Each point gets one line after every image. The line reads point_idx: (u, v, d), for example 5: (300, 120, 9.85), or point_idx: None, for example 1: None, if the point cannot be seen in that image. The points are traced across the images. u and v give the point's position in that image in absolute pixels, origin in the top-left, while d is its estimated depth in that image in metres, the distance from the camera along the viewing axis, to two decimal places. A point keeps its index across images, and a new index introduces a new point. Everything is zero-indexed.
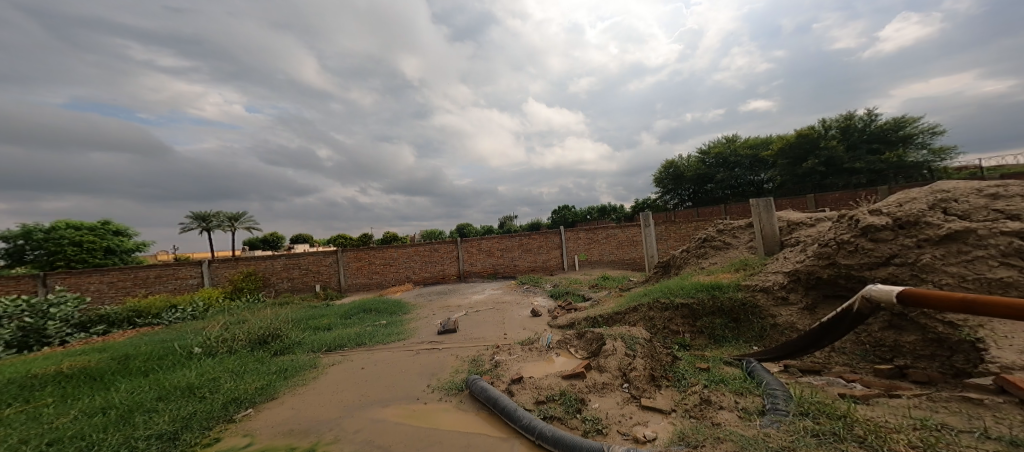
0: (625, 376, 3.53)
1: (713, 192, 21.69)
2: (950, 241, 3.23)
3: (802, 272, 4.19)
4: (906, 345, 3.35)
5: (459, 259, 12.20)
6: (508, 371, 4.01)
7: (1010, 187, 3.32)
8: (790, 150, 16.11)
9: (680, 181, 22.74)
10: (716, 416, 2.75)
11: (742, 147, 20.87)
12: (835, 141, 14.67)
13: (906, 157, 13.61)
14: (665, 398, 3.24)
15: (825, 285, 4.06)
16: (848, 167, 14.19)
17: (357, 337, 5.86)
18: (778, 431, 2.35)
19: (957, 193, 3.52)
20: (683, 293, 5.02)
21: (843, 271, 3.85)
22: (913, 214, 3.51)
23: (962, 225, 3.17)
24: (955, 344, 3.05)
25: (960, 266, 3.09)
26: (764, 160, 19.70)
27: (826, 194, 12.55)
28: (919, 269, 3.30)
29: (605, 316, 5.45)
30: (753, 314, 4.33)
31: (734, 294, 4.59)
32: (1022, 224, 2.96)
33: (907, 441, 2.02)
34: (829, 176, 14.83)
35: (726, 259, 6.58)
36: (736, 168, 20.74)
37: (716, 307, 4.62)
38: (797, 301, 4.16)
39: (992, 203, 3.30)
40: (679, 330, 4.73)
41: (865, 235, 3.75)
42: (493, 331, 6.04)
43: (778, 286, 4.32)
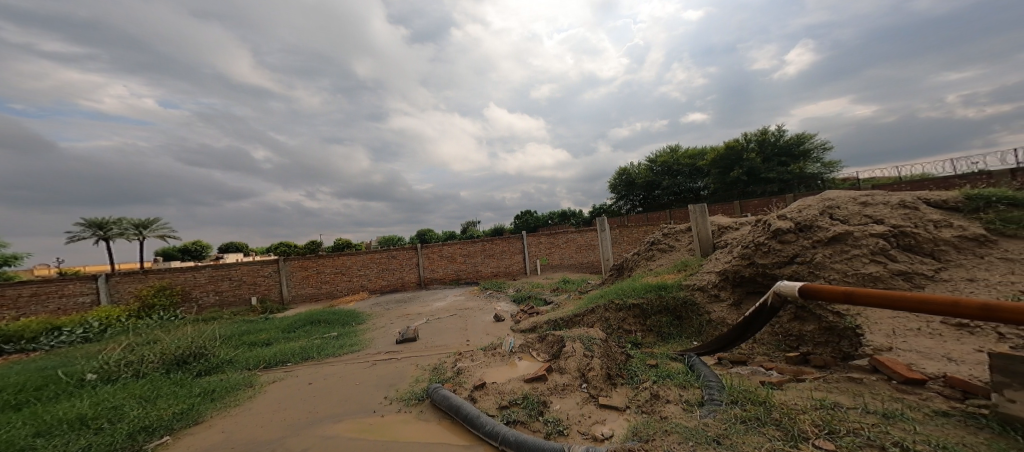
0: (584, 376, 3.65)
1: (660, 198, 23.12)
2: (836, 242, 3.74)
3: (729, 272, 4.58)
4: (807, 333, 3.83)
5: (419, 265, 11.87)
6: (469, 378, 3.99)
7: (877, 197, 3.97)
8: (719, 160, 17.71)
9: (632, 188, 24.14)
10: (664, 410, 2.95)
11: (683, 156, 22.42)
12: (754, 153, 16.34)
13: (807, 169, 15.60)
14: (620, 395, 3.40)
15: (748, 282, 4.47)
16: (764, 177, 15.94)
17: (304, 351, 5.50)
18: (715, 420, 2.57)
19: (839, 201, 4.11)
20: (635, 294, 5.31)
21: (760, 270, 4.26)
22: (809, 220, 4.03)
23: (843, 228, 3.71)
24: (841, 331, 3.58)
25: (843, 263, 3.58)
26: (701, 168, 21.38)
27: (750, 200, 13.94)
28: (814, 266, 3.76)
29: (565, 319, 5.63)
30: (693, 312, 4.68)
31: (677, 293, 4.95)
32: (884, 228, 3.55)
33: (811, 420, 2.30)
34: (752, 184, 16.48)
35: (673, 261, 7.04)
36: (678, 176, 22.27)
37: (663, 306, 4.94)
38: (726, 298, 4.54)
39: (864, 210, 3.88)
40: (631, 329, 4.98)
41: (775, 237, 4.21)
42: (455, 338, 5.95)
43: (712, 284, 4.70)
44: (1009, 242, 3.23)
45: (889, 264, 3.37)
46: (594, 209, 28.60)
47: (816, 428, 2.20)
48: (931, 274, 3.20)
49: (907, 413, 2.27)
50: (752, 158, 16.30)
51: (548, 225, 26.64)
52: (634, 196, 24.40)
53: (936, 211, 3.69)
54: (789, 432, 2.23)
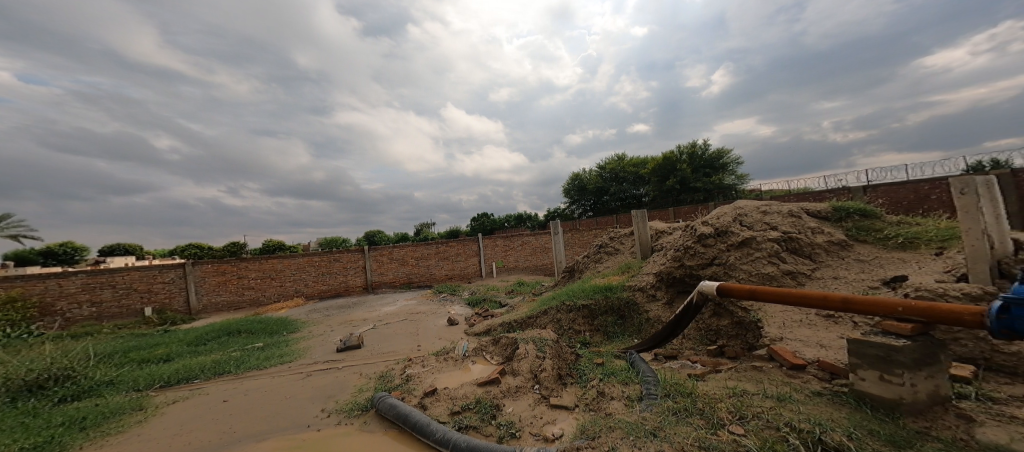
0: (536, 377, 3.63)
1: (608, 204, 24.22)
2: (744, 246, 4.13)
3: (663, 273, 4.70)
4: (723, 328, 4.18)
5: (366, 269, 11.24)
6: (420, 384, 3.80)
7: (771, 208, 4.49)
8: (657, 170, 19.00)
9: (584, 193, 25.24)
10: (608, 407, 2.93)
11: (628, 165, 23.42)
12: (685, 165, 17.74)
13: (726, 180, 17.29)
14: (569, 394, 3.38)
15: (678, 282, 4.62)
16: (693, 186, 17.38)
17: (217, 366, 4.96)
18: (652, 413, 2.57)
19: (747, 210, 4.57)
20: (584, 295, 5.41)
21: (689, 271, 4.44)
22: (724, 226, 4.40)
23: (750, 233, 4.12)
24: (748, 324, 3.97)
25: (749, 265, 3.97)
26: (644, 177, 22.40)
27: (682, 207, 15.09)
28: (728, 267, 4.10)
29: (519, 321, 5.64)
30: (633, 311, 4.77)
31: (620, 294, 5.08)
32: (779, 233, 4.01)
33: (726, 408, 2.43)
34: (684, 193, 17.86)
35: (619, 263, 7.35)
36: (624, 183, 23.45)
37: (608, 307, 5.03)
38: (662, 297, 4.65)
39: (765, 218, 4.36)
40: (581, 329, 5.04)
41: (699, 241, 4.50)
42: (404, 343, 5.59)
43: (649, 285, 4.81)
44: (861, 246, 3.82)
45: (781, 265, 3.82)
46: (548, 213, 29.22)
47: (730, 415, 2.29)
48: (808, 273, 3.68)
49: (793, 396, 2.56)
50: (683, 169, 17.69)
51: (504, 228, 26.68)
52: (585, 201, 25.53)
53: (818, 221, 4.24)
54: (710, 420, 2.29)
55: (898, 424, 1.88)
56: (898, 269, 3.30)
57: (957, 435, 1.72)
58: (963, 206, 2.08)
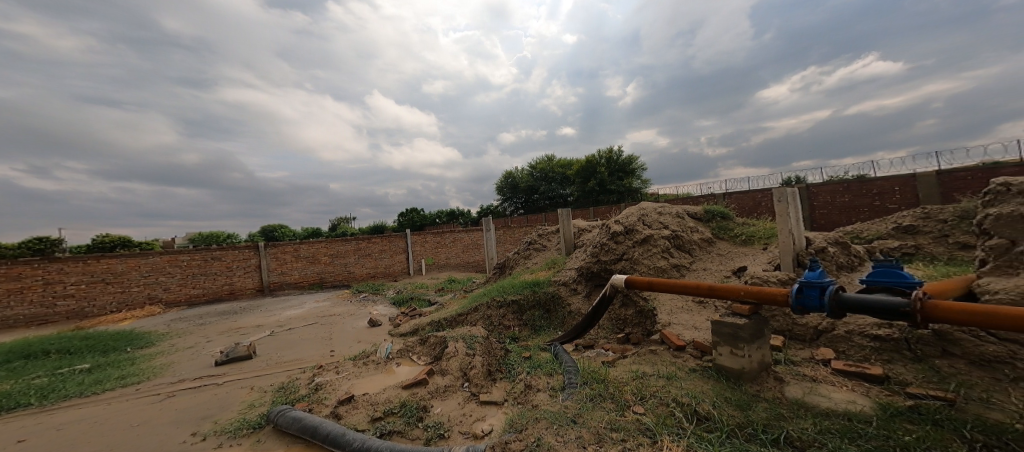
0: (466, 376, 3.14)
1: (537, 202, 24.95)
2: (647, 243, 4.47)
3: (582, 268, 4.76)
4: (628, 317, 4.54)
5: (261, 268, 10.03)
6: (334, 392, 3.14)
7: (666, 209, 4.98)
8: (580, 172, 20.17)
9: (516, 191, 25.76)
10: (535, 399, 2.60)
11: (556, 165, 24.44)
12: (604, 168, 19.08)
13: (635, 184, 19.08)
14: (499, 390, 2.94)
15: (596, 277, 4.69)
16: (610, 188, 18.80)
17: (7, 397, 3.44)
18: (572, 401, 2.30)
19: (649, 209, 4.97)
20: (513, 291, 5.11)
21: (604, 265, 4.60)
22: (632, 224, 4.68)
23: (650, 231, 4.48)
24: (648, 312, 4.35)
25: (647, 260, 4.32)
26: (569, 177, 23.55)
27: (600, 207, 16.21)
28: (632, 262, 4.40)
29: (449, 319, 5.06)
30: (558, 304, 4.68)
31: (546, 289, 4.90)
32: (668, 231, 4.48)
33: (631, 391, 2.31)
34: (604, 194, 19.24)
35: (545, 259, 7.54)
36: (552, 182, 24.39)
37: (536, 301, 4.85)
38: (582, 291, 4.67)
39: (663, 217, 4.80)
40: (510, 325, 4.72)
41: (612, 238, 4.76)
42: (315, 350, 4.79)
43: (573, 279, 4.80)
44: (719, 243, 4.57)
45: (670, 258, 4.28)
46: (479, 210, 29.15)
47: (635, 398, 2.22)
48: (684, 265, 4.22)
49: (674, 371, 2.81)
50: (602, 172, 19.04)
51: (433, 224, 25.86)
52: (516, 198, 26.17)
53: (695, 222, 4.88)
54: (619, 404, 2.18)
55: (741, 390, 2.14)
56: (743, 259, 4.05)
57: (776, 394, 2.04)
58: (781, 210, 2.61)
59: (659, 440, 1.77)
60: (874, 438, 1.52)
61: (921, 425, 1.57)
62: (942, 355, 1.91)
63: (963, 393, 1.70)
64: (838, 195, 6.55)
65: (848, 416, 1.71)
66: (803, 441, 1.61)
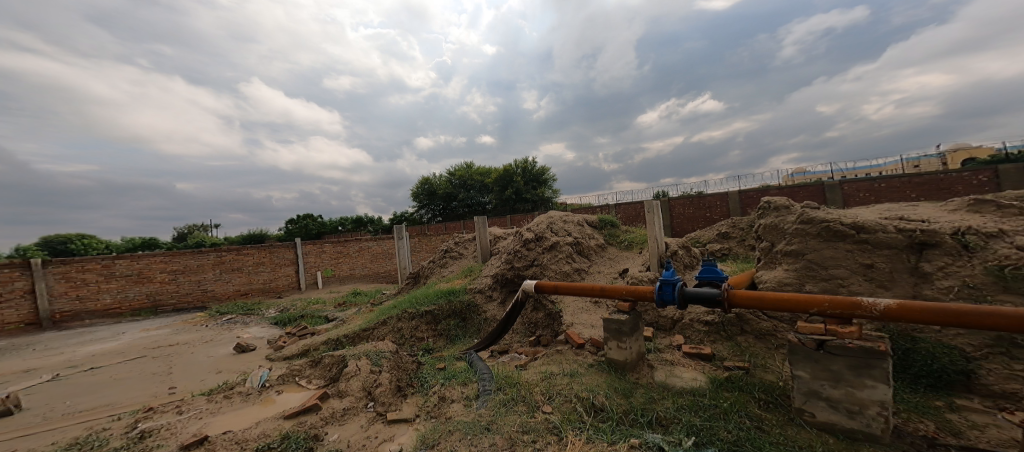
0: (371, 394, 2.91)
1: (455, 209, 24.63)
2: (555, 249, 4.69)
3: (497, 275, 4.78)
4: (539, 320, 4.65)
5: (34, 294, 7.10)
6: (171, 438, 2.54)
7: (570, 218, 5.36)
8: (498, 180, 20.58)
9: (433, 198, 25.19)
10: (448, 410, 2.43)
11: (475, 174, 24.53)
12: (520, 177, 19.82)
13: (548, 194, 20.18)
14: (411, 405, 2.73)
15: (510, 283, 4.75)
16: (526, 197, 19.58)
17: None
18: (487, 409, 2.21)
19: (556, 218, 5.24)
20: (427, 301, 4.88)
21: (517, 272, 4.68)
22: (541, 231, 4.88)
23: (558, 238, 4.72)
24: (555, 315, 4.50)
25: (555, 266, 4.53)
26: (488, 185, 23.76)
27: (515, 215, 16.75)
28: (542, 267, 4.57)
29: (350, 336, 4.63)
30: (474, 312, 4.60)
31: (463, 297, 4.78)
32: (571, 239, 4.79)
33: (542, 391, 2.31)
34: (520, 203, 19.91)
35: (462, 267, 7.49)
36: (470, 190, 24.33)
37: (451, 310, 4.68)
38: (497, 297, 4.68)
39: (568, 226, 5.11)
40: (423, 336, 4.51)
41: (524, 245, 4.87)
42: (141, 389, 3.67)
43: (488, 286, 4.77)
44: (611, 248, 5.09)
45: (574, 264, 4.57)
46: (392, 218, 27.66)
47: (546, 398, 2.22)
48: (584, 270, 4.55)
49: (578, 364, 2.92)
50: (518, 181, 19.75)
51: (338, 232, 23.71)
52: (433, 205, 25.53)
53: (593, 230, 5.33)
54: (530, 405, 2.17)
55: (625, 379, 2.37)
56: (631, 263, 4.57)
57: (649, 380, 2.32)
58: (650, 219, 3.03)
59: (565, 436, 1.81)
60: (711, 408, 1.83)
61: (743, 392, 1.94)
62: (742, 333, 2.50)
63: (751, 362, 2.27)
64: (684, 208, 7.89)
65: (692, 391, 2.05)
66: (667, 419, 1.84)
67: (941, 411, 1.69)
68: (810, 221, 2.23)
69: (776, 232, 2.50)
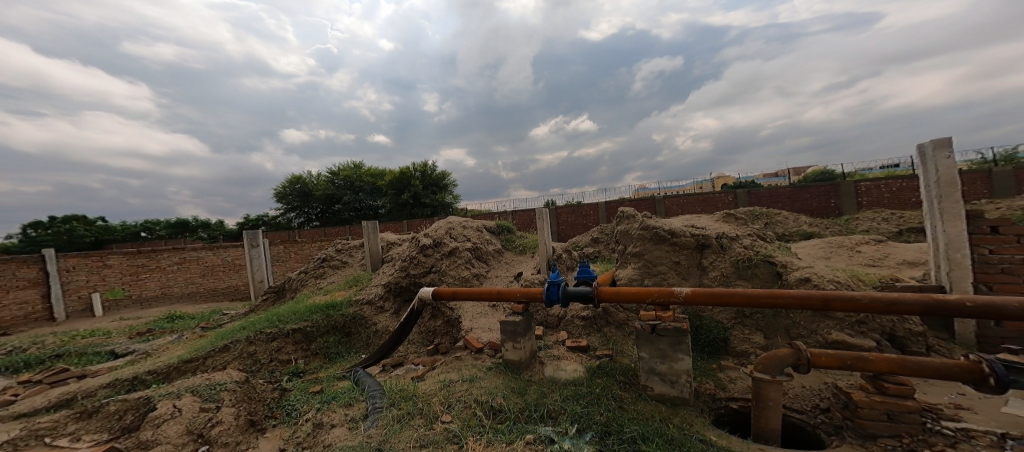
0: (202, 436, 2.32)
1: (341, 213, 22.33)
2: (453, 255, 4.63)
3: (390, 283, 4.51)
4: (437, 327, 4.57)
5: None
6: None
7: (469, 223, 5.39)
8: (394, 183, 19.62)
9: (308, 199, 22.36)
10: (326, 438, 2.18)
11: (365, 175, 22.71)
12: (418, 181, 19.28)
13: (447, 199, 19.89)
14: (271, 442, 2.39)
15: (405, 292, 4.54)
16: (425, 201, 19.12)
17: None
18: (377, 428, 2.08)
19: (455, 224, 5.21)
20: (295, 318, 4.30)
21: (413, 279, 4.49)
22: (440, 237, 4.77)
23: (457, 244, 4.69)
24: (453, 321, 4.46)
25: (454, 272, 4.49)
26: (380, 188, 22.19)
27: (412, 220, 16.13)
28: (440, 274, 4.47)
29: (169, 369, 3.68)
30: (360, 325, 4.26)
31: (347, 310, 4.36)
32: (470, 244, 4.82)
33: (440, 401, 2.27)
34: (417, 207, 19.31)
35: (347, 277, 6.85)
36: (359, 193, 22.37)
37: (329, 326, 4.23)
38: (389, 308, 4.42)
39: (467, 231, 5.14)
40: (290, 358, 3.98)
41: (421, 251, 4.68)
42: None
43: (378, 296, 4.46)
44: (507, 253, 5.31)
45: (473, 269, 4.59)
46: (252, 222, 23.40)
47: (443, 406, 2.19)
48: (483, 274, 4.61)
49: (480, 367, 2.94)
50: (416, 185, 19.09)
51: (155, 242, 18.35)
52: (310, 208, 22.63)
53: (491, 235, 5.48)
54: (427, 417, 2.10)
55: (522, 377, 2.49)
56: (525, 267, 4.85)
57: (542, 375, 2.48)
58: (540, 225, 3.26)
59: (465, 443, 1.80)
60: (588, 394, 2.05)
61: (611, 377, 2.22)
62: (608, 325, 2.91)
63: (615, 348, 2.65)
64: (568, 215, 8.69)
65: (575, 381, 2.26)
66: (556, 412, 1.98)
67: (715, 371, 2.24)
68: (647, 228, 2.71)
69: (626, 237, 2.95)
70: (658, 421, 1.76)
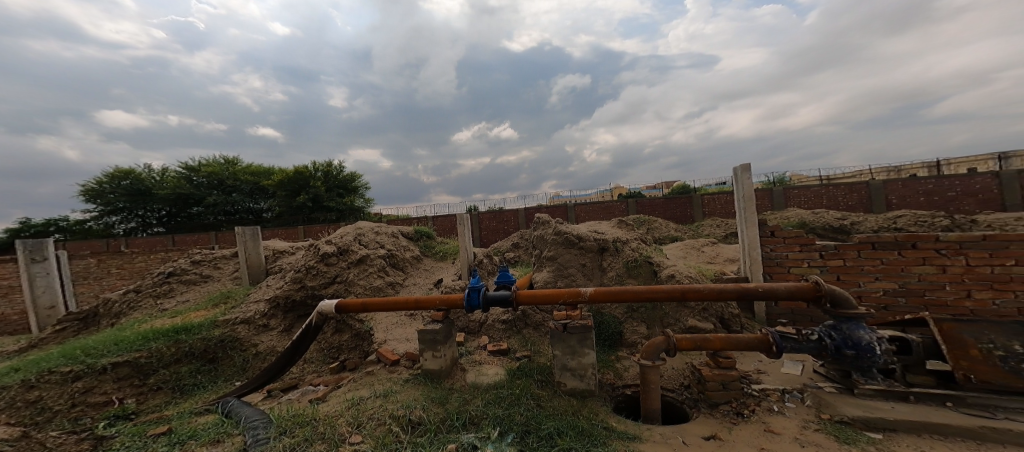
0: None
1: (203, 218, 15.40)
2: (362, 263, 4.20)
3: (278, 298, 3.89)
4: (343, 343, 4.24)
5: None
6: None
7: (382, 229, 5.08)
8: (286, 182, 14.82)
9: (144, 199, 14.90)
10: None
11: (241, 171, 16.00)
12: (320, 182, 14.75)
13: (357, 203, 15.55)
14: None
15: (300, 306, 3.98)
16: (326, 204, 14.61)
17: None
18: None
19: (365, 231, 4.82)
20: (121, 348, 3.27)
21: (310, 292, 3.97)
22: (346, 243, 4.27)
23: (368, 251, 4.27)
24: (363, 335, 4.16)
25: (364, 281, 4.07)
26: (267, 188, 15.58)
27: (312, 225, 13.70)
28: (347, 284, 4.01)
29: None
30: (232, 349, 3.54)
31: (209, 333, 3.56)
32: (384, 251, 4.46)
33: (347, 421, 2.09)
34: (318, 212, 14.71)
35: (207, 296, 4.72)
36: (233, 193, 15.61)
37: (181, 354, 3.36)
38: (277, 326, 3.83)
39: (378, 238, 4.78)
40: (109, 399, 2.96)
41: (321, 260, 4.11)
42: None
43: (259, 314, 3.80)
44: (426, 259, 5.15)
45: (387, 277, 4.22)
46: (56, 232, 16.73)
47: (350, 427, 2.04)
48: (400, 283, 4.32)
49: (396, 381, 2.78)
50: (317, 187, 14.64)
51: None
52: (150, 210, 15.08)
53: (407, 242, 5.26)
54: (331, 441, 1.92)
55: (442, 387, 2.42)
56: (444, 273, 4.73)
57: (463, 382, 2.45)
58: (461, 231, 3.25)
59: None
60: (508, 396, 2.09)
61: (530, 377, 2.30)
62: (526, 326, 3.02)
63: (533, 349, 2.74)
64: (490, 221, 8.81)
65: (496, 385, 2.29)
66: (478, 418, 1.98)
67: (615, 361, 2.49)
68: (558, 233, 2.91)
69: (541, 242, 3.11)
70: (571, 414, 1.87)
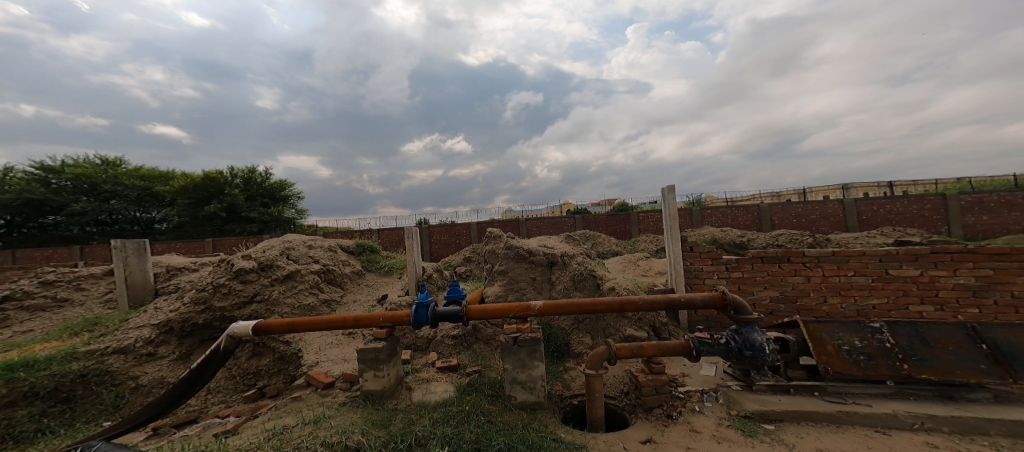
0: None
1: (62, 229, 12.22)
2: (289, 280, 3.84)
3: (173, 321, 3.32)
4: (263, 368, 3.87)
5: None
6: None
7: (316, 243, 4.76)
8: (192, 190, 12.41)
9: None
10: None
11: (127, 175, 13.05)
12: (238, 189, 12.48)
13: (286, 214, 13.31)
14: None
15: (202, 330, 3.46)
16: (245, 215, 12.26)
17: None
18: None
19: (295, 244, 4.45)
20: None
21: (217, 314, 3.43)
22: (270, 258, 3.84)
23: (297, 267, 3.91)
24: (290, 357, 3.82)
25: (291, 298, 3.73)
26: (162, 195, 13.07)
27: (223, 238, 11.37)
28: (270, 303, 3.59)
29: None
30: (100, 384, 2.86)
31: (65, 367, 2.81)
32: (318, 266, 4.15)
33: None
34: (233, 222, 12.31)
35: (62, 323, 3.83)
36: (110, 199, 12.55)
37: (20, 393, 2.57)
38: (167, 354, 3.25)
39: (309, 253, 4.43)
40: None
41: (235, 277, 3.60)
42: None
43: (142, 341, 3.17)
44: (368, 275, 4.91)
45: (321, 294, 3.92)
46: None
47: None
48: (337, 299, 4.03)
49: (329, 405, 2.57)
50: (233, 193, 12.29)
51: None
52: None
53: (346, 256, 4.98)
54: None
55: (384, 408, 2.29)
56: (386, 289, 4.51)
57: (408, 402, 2.33)
58: (409, 244, 3.15)
59: None
60: (458, 413, 2.04)
61: (480, 392, 2.27)
62: (477, 341, 2.98)
63: (482, 364, 2.70)
64: (441, 234, 8.66)
65: (445, 402, 2.22)
66: (425, 438, 1.90)
67: (563, 372, 2.55)
68: (511, 247, 2.95)
69: (492, 256, 3.13)
70: (521, 428, 1.87)
